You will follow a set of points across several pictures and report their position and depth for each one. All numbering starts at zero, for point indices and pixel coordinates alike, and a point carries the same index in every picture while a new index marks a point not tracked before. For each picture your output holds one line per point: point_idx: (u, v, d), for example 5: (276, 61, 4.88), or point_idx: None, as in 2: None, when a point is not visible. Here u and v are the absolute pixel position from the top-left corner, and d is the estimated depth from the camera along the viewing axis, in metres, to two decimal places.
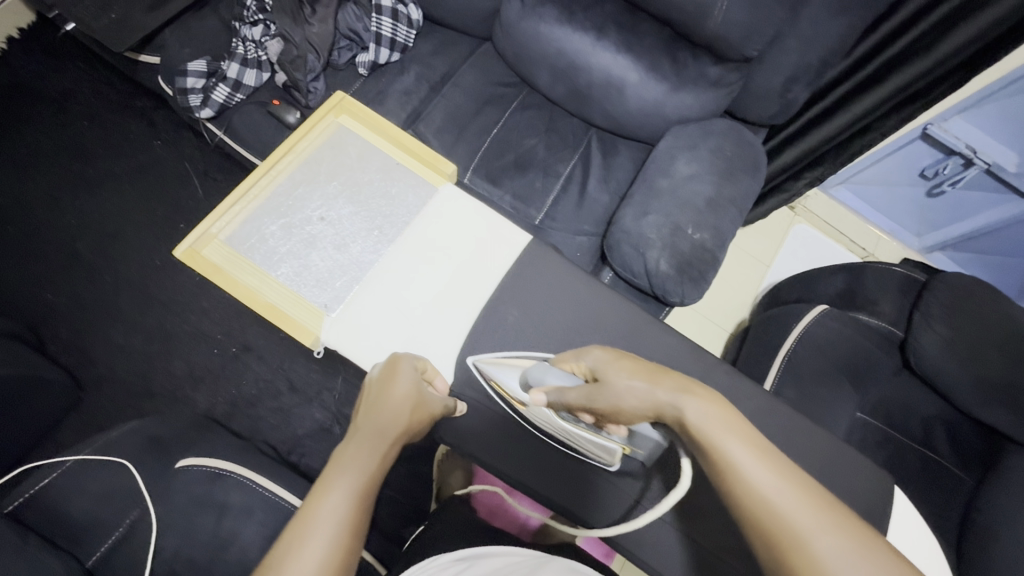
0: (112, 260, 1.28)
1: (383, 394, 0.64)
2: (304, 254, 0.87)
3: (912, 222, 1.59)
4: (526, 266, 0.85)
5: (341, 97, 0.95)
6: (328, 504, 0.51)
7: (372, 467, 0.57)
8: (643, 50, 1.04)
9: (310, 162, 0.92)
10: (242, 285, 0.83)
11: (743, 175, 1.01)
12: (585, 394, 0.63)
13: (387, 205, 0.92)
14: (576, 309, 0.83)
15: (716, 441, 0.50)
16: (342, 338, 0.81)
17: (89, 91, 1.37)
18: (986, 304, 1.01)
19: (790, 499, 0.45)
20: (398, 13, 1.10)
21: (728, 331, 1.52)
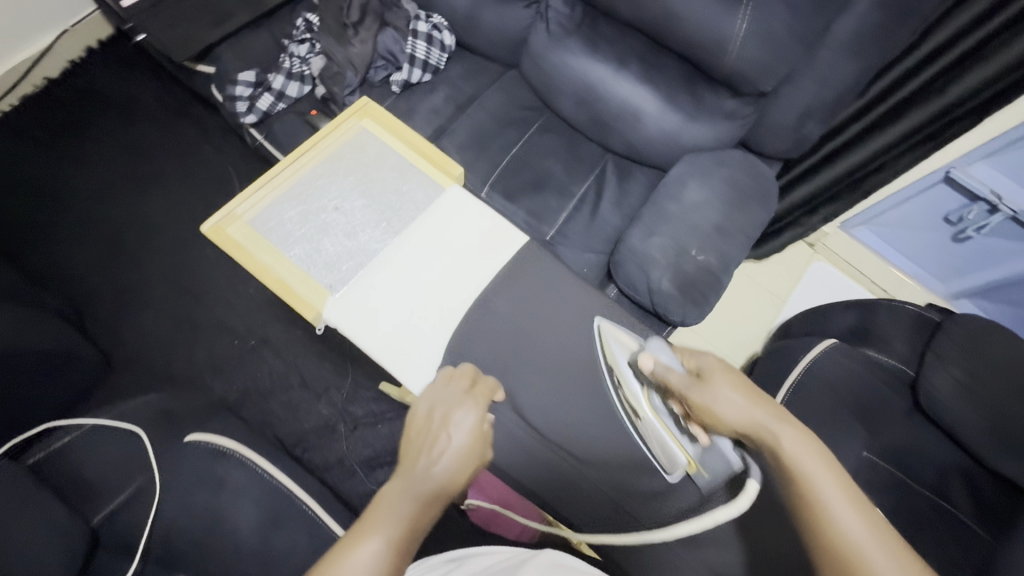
0: (152, 249, 1.37)
1: (437, 439, 0.64)
2: (316, 239, 0.89)
3: (937, 266, 1.56)
4: (520, 266, 0.90)
5: (365, 102, 0.99)
6: (362, 561, 0.51)
7: (411, 521, 0.56)
8: (662, 82, 1.07)
9: (330, 156, 0.95)
10: (257, 262, 0.86)
11: (755, 205, 1.02)
12: (684, 384, 0.67)
13: (397, 200, 0.93)
14: (563, 309, 0.89)
15: (806, 473, 0.57)
16: (343, 316, 0.83)
17: (152, 97, 1.51)
18: (1004, 349, 0.98)
19: (871, 541, 0.53)
20: (432, 38, 1.18)
21: (739, 364, 1.51)
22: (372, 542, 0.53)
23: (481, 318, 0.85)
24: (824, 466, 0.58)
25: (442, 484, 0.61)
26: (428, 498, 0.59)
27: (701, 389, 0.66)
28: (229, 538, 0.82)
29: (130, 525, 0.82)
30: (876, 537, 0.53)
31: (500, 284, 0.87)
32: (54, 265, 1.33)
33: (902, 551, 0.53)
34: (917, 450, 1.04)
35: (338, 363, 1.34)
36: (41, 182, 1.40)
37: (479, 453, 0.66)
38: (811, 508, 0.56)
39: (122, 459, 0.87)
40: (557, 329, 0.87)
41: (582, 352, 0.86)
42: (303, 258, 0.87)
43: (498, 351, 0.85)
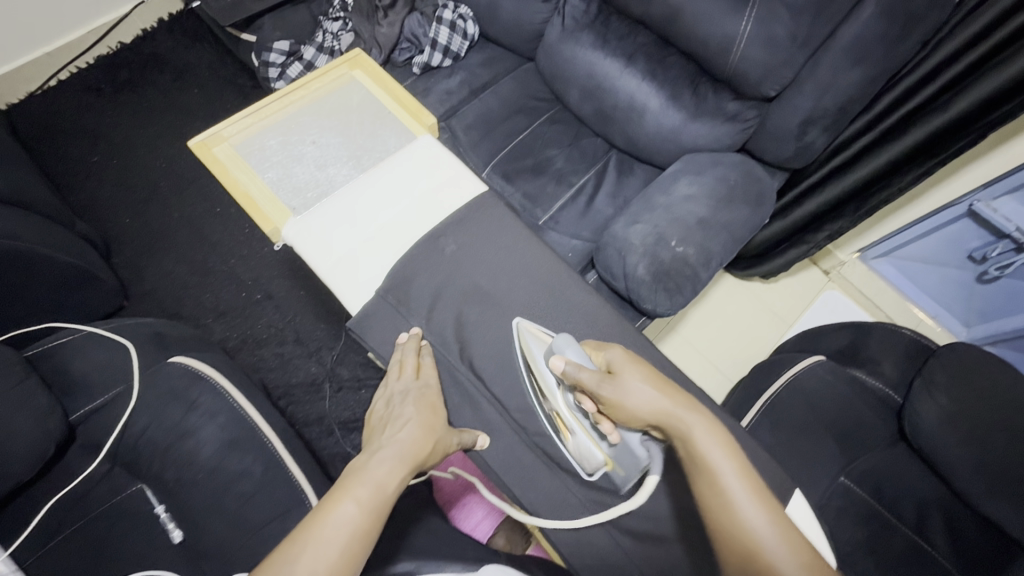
0: (184, 200, 1.49)
1: (397, 411, 0.68)
2: (289, 166, 0.89)
3: (960, 308, 1.47)
4: (476, 212, 0.84)
5: (357, 52, 0.99)
6: (339, 515, 0.55)
7: (383, 481, 0.59)
8: (667, 80, 1.10)
9: (315, 94, 0.96)
10: (231, 179, 0.87)
11: (743, 206, 1.02)
12: (596, 382, 0.62)
13: (370, 141, 0.92)
14: (516, 260, 0.82)
15: (714, 472, 0.56)
16: (296, 233, 0.82)
17: (206, 66, 1.65)
18: (999, 380, 0.93)
19: (773, 539, 0.53)
20: (456, 25, 1.25)
21: (731, 381, 1.47)
22: (348, 499, 0.56)
23: (427, 254, 0.80)
24: (728, 459, 0.56)
25: (411, 448, 0.63)
26: (398, 462, 0.61)
27: (610, 383, 0.62)
28: (190, 453, 0.88)
29: (102, 426, 0.89)
30: (777, 529, 0.54)
31: (455, 223, 0.82)
32: (97, 205, 1.47)
33: (797, 536, 0.54)
34: (899, 481, 0.98)
35: (332, 326, 1.39)
36: (99, 130, 1.55)
37: (436, 424, 0.68)
38: (719, 509, 0.55)
39: (106, 364, 0.92)
40: (513, 277, 0.80)
41: (533, 304, 0.79)
42: (273, 181, 0.88)
43: (445, 290, 0.79)
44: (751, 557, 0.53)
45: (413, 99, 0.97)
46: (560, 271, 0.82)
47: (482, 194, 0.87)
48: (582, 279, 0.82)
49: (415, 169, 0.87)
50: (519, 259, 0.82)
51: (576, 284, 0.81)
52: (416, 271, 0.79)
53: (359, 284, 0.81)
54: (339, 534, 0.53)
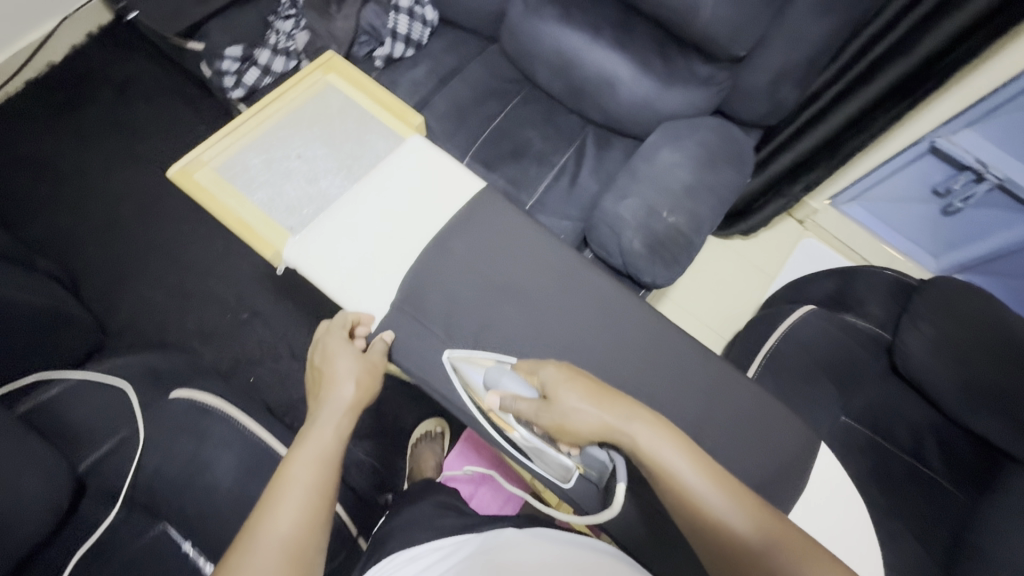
0: (147, 225, 1.42)
1: (326, 367, 0.72)
2: (279, 184, 0.85)
3: (928, 241, 1.54)
4: (477, 209, 0.83)
5: (330, 56, 0.95)
6: (294, 478, 0.60)
7: (324, 434, 0.65)
8: (636, 49, 1.09)
9: (294, 107, 0.91)
10: (218, 204, 0.83)
11: (726, 167, 1.03)
12: (536, 412, 0.65)
13: (359, 148, 0.89)
14: (524, 252, 0.81)
15: (671, 474, 0.58)
16: (299, 253, 0.78)
17: (148, 79, 1.55)
18: (977, 309, 0.98)
19: (739, 517, 0.56)
20: (414, 12, 1.21)
21: (725, 338, 1.52)
22: (296, 462, 0.62)
23: (436, 258, 0.79)
24: (680, 457, 0.59)
25: (344, 395, 0.69)
26: (335, 413, 0.67)
27: (551, 411, 0.64)
28: (208, 487, 0.86)
29: (112, 474, 0.87)
30: (738, 507, 0.57)
31: (460, 223, 0.81)
32: (56, 240, 1.38)
33: (745, 497, 0.58)
34: (895, 413, 1.04)
35: None
36: (43, 161, 1.45)
37: (364, 368, 0.72)
38: (686, 509, 0.57)
39: (104, 411, 0.90)
40: (525, 270, 0.80)
41: (549, 295, 0.79)
42: (265, 202, 0.84)
43: (461, 292, 0.78)
44: (725, 544, 0.56)
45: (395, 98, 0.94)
46: (569, 257, 0.81)
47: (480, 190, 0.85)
48: (589, 261, 0.82)
49: (408, 172, 0.85)
50: (528, 252, 0.81)
51: (587, 269, 0.81)
52: (428, 277, 0.79)
53: (371, 297, 0.78)
54: (298, 492, 0.59)
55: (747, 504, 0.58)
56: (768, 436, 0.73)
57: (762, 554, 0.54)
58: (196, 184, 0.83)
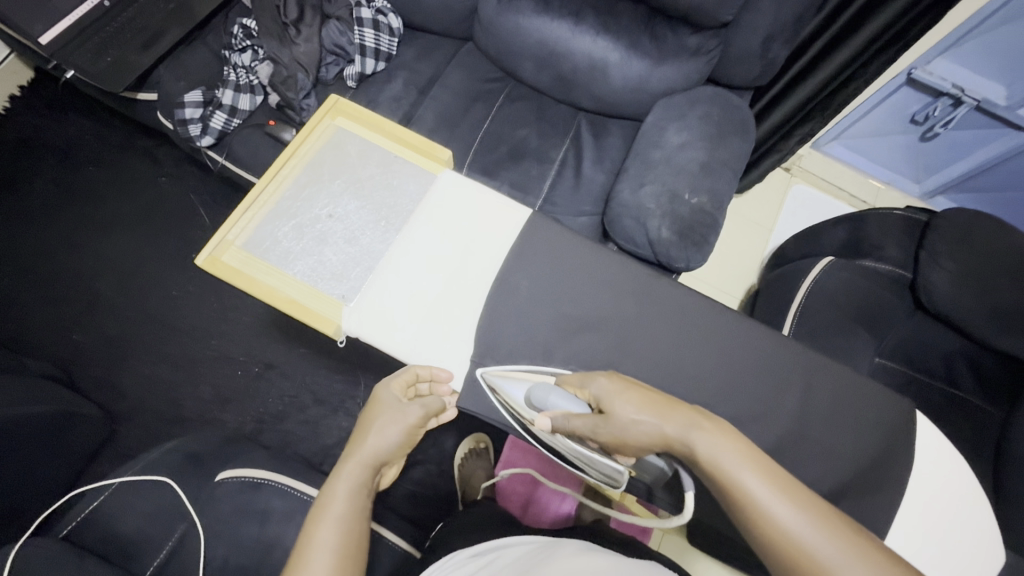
0: (129, 295, 1.31)
1: (363, 418, 0.67)
2: (317, 251, 0.79)
3: (909, 169, 1.60)
4: (529, 239, 0.76)
5: (336, 99, 0.87)
6: (318, 541, 0.54)
7: (352, 490, 0.60)
8: (621, 29, 1.06)
9: (313, 163, 0.84)
10: (260, 287, 0.76)
11: (734, 138, 1.03)
12: (592, 427, 0.60)
13: (391, 196, 0.83)
14: (590, 276, 0.75)
15: (733, 480, 0.50)
16: (363, 324, 0.73)
17: (92, 137, 1.42)
18: (989, 236, 1.02)
19: (813, 532, 0.46)
20: (379, 23, 1.14)
21: (739, 298, 1.53)
22: (323, 523, 0.56)
23: (503, 303, 0.73)
24: (745, 463, 0.51)
25: (378, 449, 0.63)
26: (362, 466, 0.62)
27: (608, 426, 0.58)
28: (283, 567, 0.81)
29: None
30: (815, 522, 0.46)
31: (515, 258, 0.74)
32: (31, 330, 1.27)
33: (847, 532, 0.46)
34: (926, 346, 1.09)
35: (346, 373, 1.30)
36: None
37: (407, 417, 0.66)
38: (749, 517, 0.49)
39: (155, 512, 0.85)
40: (594, 296, 0.74)
41: (629, 317, 0.73)
42: (307, 274, 0.77)
43: (537, 334, 0.73)
44: (799, 565, 0.45)
45: (416, 134, 0.87)
46: (638, 271, 0.75)
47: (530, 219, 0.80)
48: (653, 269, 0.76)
49: (450, 214, 0.79)
50: (593, 274, 0.75)
51: (657, 280, 0.75)
52: (490, 322, 0.73)
53: (443, 354, 0.74)
54: (323, 559, 0.53)
55: (849, 538, 0.45)
56: (876, 417, 0.70)
57: None
58: (230, 269, 0.76)
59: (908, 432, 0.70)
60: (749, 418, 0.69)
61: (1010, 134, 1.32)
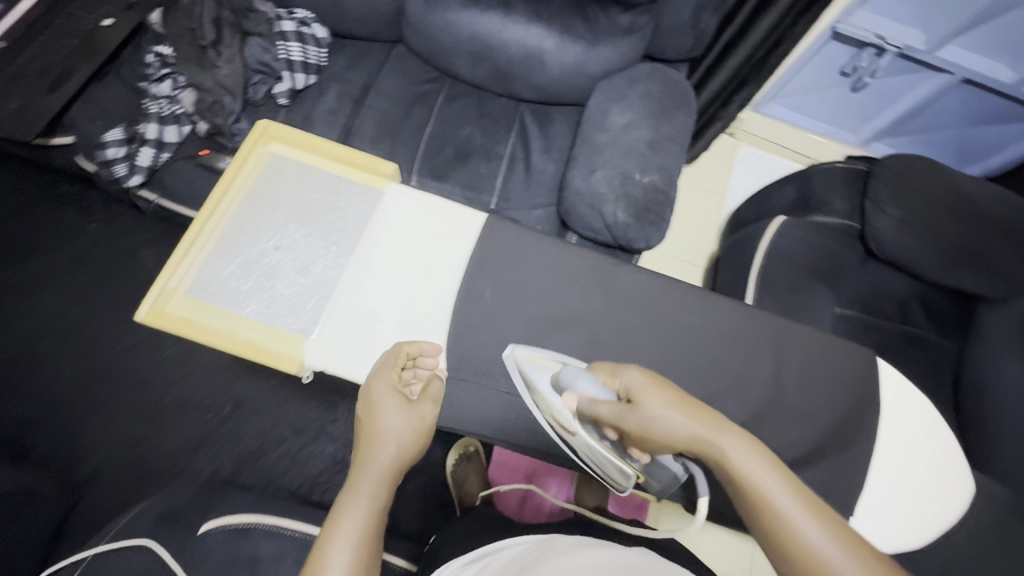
0: (75, 352, 1.24)
1: (370, 419, 0.62)
2: (269, 287, 0.74)
3: (845, 121, 1.66)
4: (487, 243, 0.76)
5: (265, 124, 0.82)
6: (333, 566, 0.50)
7: (369, 509, 0.55)
8: (552, 15, 1.04)
9: (250, 195, 0.79)
10: (211, 333, 0.71)
11: (677, 112, 1.04)
12: (619, 415, 0.58)
13: (339, 218, 0.78)
14: (550, 271, 0.76)
15: (754, 485, 0.50)
16: (330, 357, 0.71)
17: (10, 190, 1.33)
18: (926, 179, 1.07)
19: (829, 545, 0.46)
20: (303, 35, 1.09)
21: (702, 266, 1.56)
22: (336, 545, 0.51)
23: (470, 311, 0.73)
24: (770, 472, 0.51)
25: (393, 460, 0.59)
26: (376, 483, 0.57)
27: (635, 416, 0.57)
28: None
29: None
30: (834, 539, 0.46)
31: (481, 265, 0.74)
32: None
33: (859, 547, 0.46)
34: (880, 292, 1.14)
35: (323, 398, 1.27)
36: None
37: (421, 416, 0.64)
38: (767, 522, 0.49)
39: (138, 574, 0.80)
40: (564, 290, 0.74)
41: (596, 307, 0.75)
42: (262, 313, 0.72)
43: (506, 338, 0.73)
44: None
45: (355, 150, 0.83)
46: (597, 261, 0.76)
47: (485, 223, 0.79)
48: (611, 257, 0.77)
49: (405, 230, 0.78)
50: (553, 269, 0.75)
51: (622, 264, 0.76)
52: (462, 336, 0.73)
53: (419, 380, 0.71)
54: None
55: (866, 556, 0.46)
56: (836, 367, 0.75)
57: None
58: (176, 320, 0.70)
59: (871, 381, 0.75)
60: (724, 391, 0.72)
61: (931, 76, 1.39)
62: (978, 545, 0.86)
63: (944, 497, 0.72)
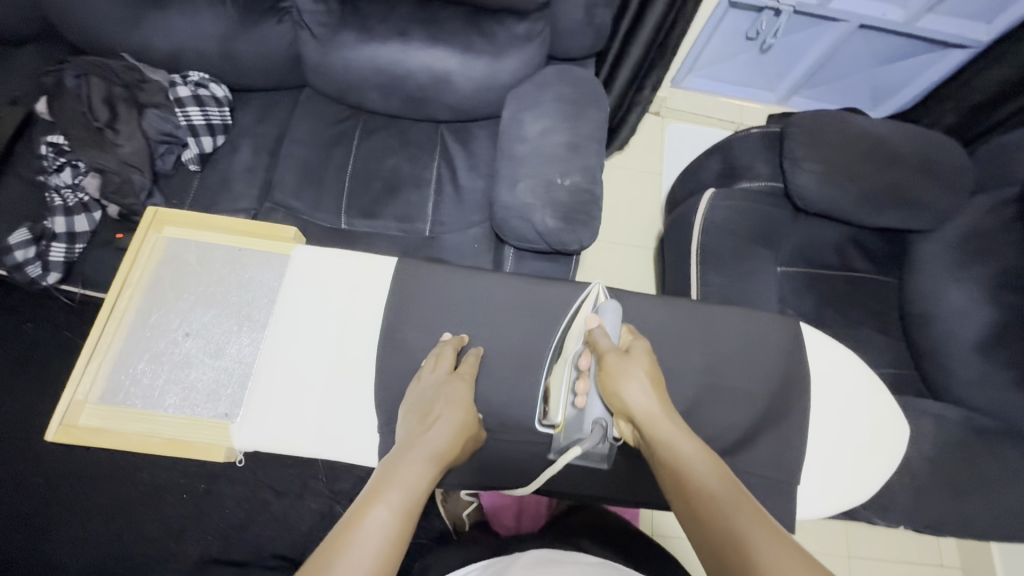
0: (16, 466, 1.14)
1: (436, 396, 0.67)
2: (184, 377, 0.75)
3: (761, 82, 1.70)
4: (400, 286, 0.78)
5: (153, 210, 0.81)
6: (373, 520, 0.50)
7: (414, 477, 0.56)
8: (450, 34, 1.03)
9: (150, 285, 0.78)
10: (133, 437, 0.72)
11: (591, 109, 1.04)
12: (612, 351, 0.66)
13: (245, 292, 0.79)
14: (465, 301, 0.79)
15: (696, 481, 0.55)
16: (254, 434, 0.71)
17: None
18: (837, 130, 1.11)
19: (752, 535, 0.48)
20: (202, 97, 1.07)
21: (652, 248, 1.58)
22: (380, 503, 0.52)
23: (393, 357, 0.75)
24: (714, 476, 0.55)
25: (441, 447, 0.61)
26: (427, 461, 0.58)
27: (619, 361, 0.64)
28: None
29: None
30: (757, 531, 0.49)
31: (396, 311, 0.77)
32: None
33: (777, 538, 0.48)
34: (816, 244, 1.18)
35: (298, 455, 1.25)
36: None
37: (467, 423, 0.66)
38: (700, 511, 0.53)
39: None
40: (483, 324, 0.78)
41: (513, 328, 0.79)
42: (180, 406, 0.73)
43: None
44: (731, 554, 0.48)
45: (252, 220, 0.83)
46: (506, 283, 0.81)
47: (394, 266, 0.80)
48: (521, 276, 0.82)
49: (315, 293, 0.77)
50: (465, 300, 0.79)
51: (532, 287, 0.80)
52: (392, 384, 0.74)
53: (348, 442, 0.72)
54: (371, 542, 0.49)
55: (785, 547, 0.46)
56: (752, 340, 0.80)
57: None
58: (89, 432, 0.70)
59: (791, 348, 0.80)
60: None
61: (830, 27, 1.43)
62: (950, 473, 0.89)
63: (886, 440, 0.78)
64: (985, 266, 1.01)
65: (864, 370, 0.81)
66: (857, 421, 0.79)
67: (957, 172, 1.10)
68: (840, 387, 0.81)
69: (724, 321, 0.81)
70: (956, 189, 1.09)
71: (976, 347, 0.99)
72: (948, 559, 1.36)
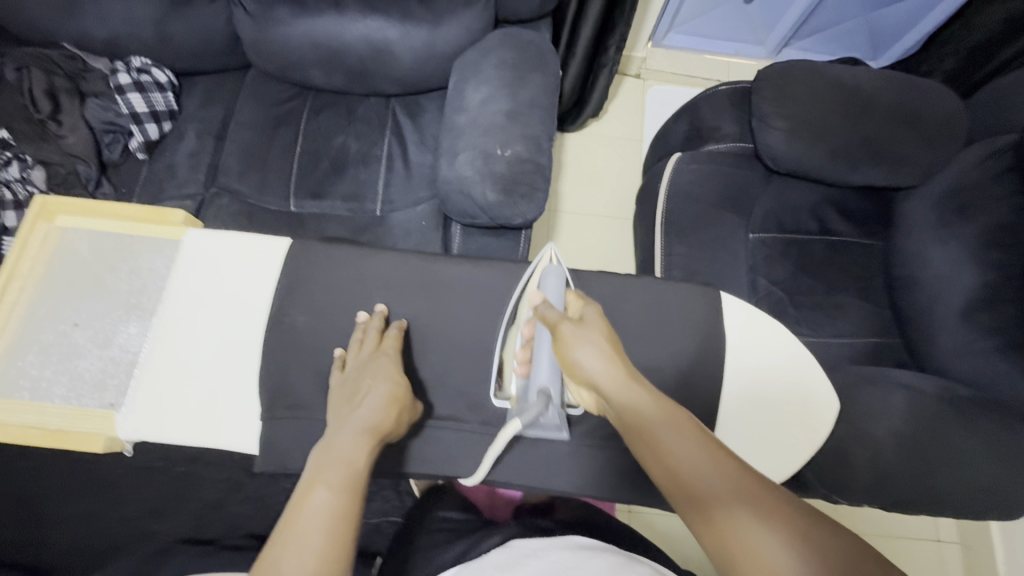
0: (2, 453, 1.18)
1: (364, 373, 0.66)
2: (72, 367, 0.76)
3: (749, 35, 1.59)
4: (295, 271, 0.77)
5: (42, 200, 0.82)
6: (314, 505, 0.51)
7: (351, 455, 0.56)
8: (386, 3, 0.99)
9: (40, 278, 0.79)
10: (15, 429, 0.72)
11: (535, 75, 0.99)
12: (558, 318, 0.62)
13: (134, 281, 0.79)
14: (361, 283, 0.78)
15: (659, 433, 0.54)
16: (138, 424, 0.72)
17: None
18: (806, 82, 1.02)
19: (716, 480, 0.49)
20: (143, 84, 1.05)
21: (629, 219, 1.52)
22: (318, 485, 0.53)
23: (283, 343, 0.75)
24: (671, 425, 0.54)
25: (376, 421, 0.60)
26: (360, 437, 0.58)
27: (571, 330, 0.60)
28: None
29: None
30: (718, 474, 0.50)
31: (286, 294, 0.76)
32: None
33: (742, 477, 0.49)
34: (791, 207, 1.10)
35: None
36: None
37: (401, 394, 0.65)
38: (663, 461, 0.53)
39: None
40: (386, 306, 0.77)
41: (413, 310, 0.77)
42: (66, 397, 0.74)
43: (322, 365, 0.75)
44: (699, 499, 0.49)
45: (139, 206, 0.83)
46: (405, 265, 0.79)
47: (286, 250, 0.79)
48: (423, 256, 0.79)
49: (202, 279, 0.77)
50: (357, 283, 0.78)
51: (432, 266, 0.79)
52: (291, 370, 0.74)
53: (231, 427, 0.72)
54: (317, 523, 0.50)
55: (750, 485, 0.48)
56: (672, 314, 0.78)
57: (737, 521, 0.46)
58: None
59: (713, 320, 0.78)
60: None
61: None
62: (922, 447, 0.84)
63: (815, 409, 0.76)
64: (972, 224, 0.93)
65: (794, 340, 0.78)
66: (789, 394, 0.76)
67: (944, 122, 1.01)
68: (767, 359, 0.78)
69: (642, 295, 0.78)
70: (942, 141, 1.00)
71: (961, 312, 0.91)
72: (945, 535, 1.30)
